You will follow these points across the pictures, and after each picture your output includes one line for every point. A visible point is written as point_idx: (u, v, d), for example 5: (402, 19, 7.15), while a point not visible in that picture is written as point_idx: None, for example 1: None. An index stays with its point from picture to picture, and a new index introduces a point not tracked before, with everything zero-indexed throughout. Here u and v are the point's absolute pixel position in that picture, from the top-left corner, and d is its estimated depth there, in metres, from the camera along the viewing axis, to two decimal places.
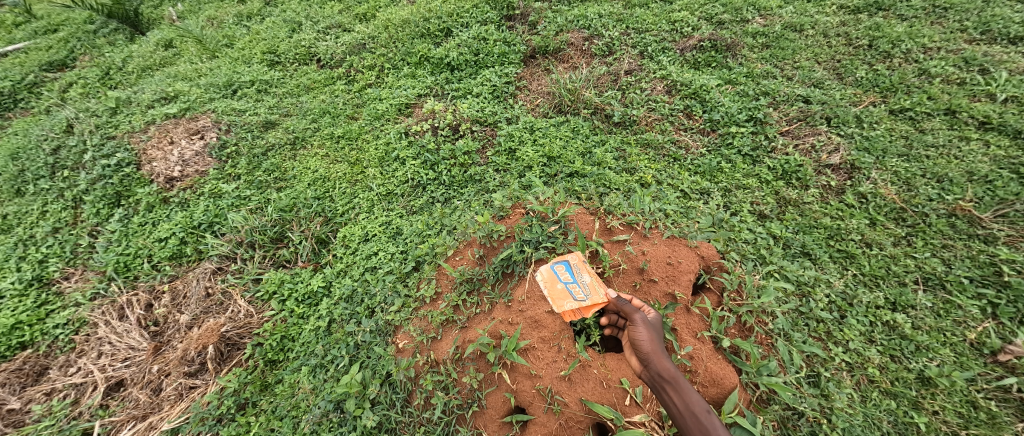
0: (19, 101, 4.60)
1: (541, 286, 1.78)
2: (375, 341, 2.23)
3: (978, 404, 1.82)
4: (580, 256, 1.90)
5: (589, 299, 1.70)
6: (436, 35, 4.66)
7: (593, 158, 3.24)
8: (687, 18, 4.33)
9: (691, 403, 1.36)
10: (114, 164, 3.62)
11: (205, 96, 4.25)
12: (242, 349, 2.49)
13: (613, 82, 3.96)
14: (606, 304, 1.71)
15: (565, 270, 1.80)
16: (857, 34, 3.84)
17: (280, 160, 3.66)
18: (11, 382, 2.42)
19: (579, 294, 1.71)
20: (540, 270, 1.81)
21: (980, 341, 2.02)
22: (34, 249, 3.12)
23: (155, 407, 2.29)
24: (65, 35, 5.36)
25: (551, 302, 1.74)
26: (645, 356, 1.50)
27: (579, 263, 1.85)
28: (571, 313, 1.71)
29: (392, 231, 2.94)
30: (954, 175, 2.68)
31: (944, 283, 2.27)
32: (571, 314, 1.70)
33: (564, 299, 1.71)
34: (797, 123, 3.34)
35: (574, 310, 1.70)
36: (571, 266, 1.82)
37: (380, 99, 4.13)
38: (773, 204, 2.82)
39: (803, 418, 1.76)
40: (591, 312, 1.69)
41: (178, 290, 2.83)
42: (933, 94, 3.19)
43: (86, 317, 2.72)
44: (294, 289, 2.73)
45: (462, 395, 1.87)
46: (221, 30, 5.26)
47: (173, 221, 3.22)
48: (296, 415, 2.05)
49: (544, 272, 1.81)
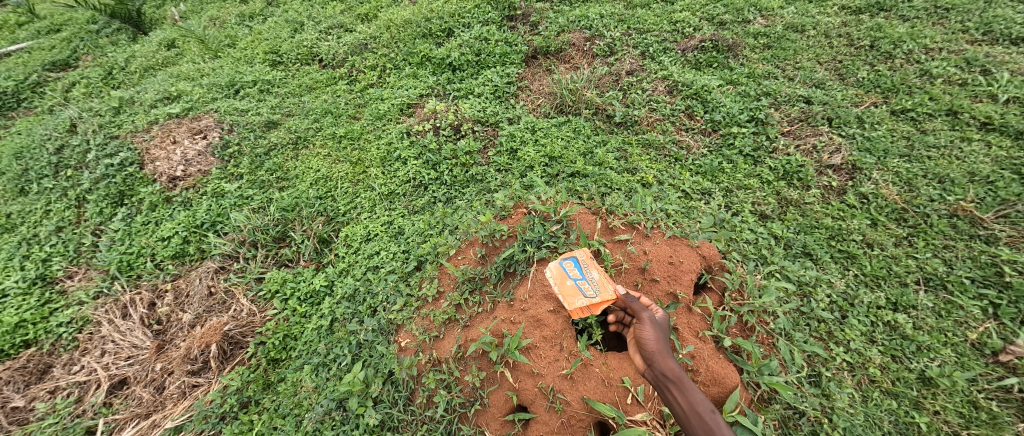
0: (22, 101, 4.62)
1: (551, 282, 1.78)
2: (378, 340, 2.25)
3: (979, 404, 1.82)
4: (588, 253, 1.90)
5: (598, 296, 1.71)
6: (438, 35, 4.67)
7: (594, 158, 3.25)
8: (689, 19, 4.34)
9: (695, 403, 1.36)
10: (117, 164, 3.64)
11: (208, 96, 4.26)
12: (244, 347, 2.50)
13: (614, 82, 3.97)
14: (614, 301, 1.72)
15: (574, 266, 1.81)
16: (858, 35, 3.84)
17: (282, 160, 3.67)
18: (15, 380, 2.43)
19: (589, 290, 1.71)
20: (550, 266, 1.82)
21: (981, 341, 2.02)
22: (38, 248, 3.13)
23: (158, 405, 2.30)
24: (68, 35, 5.37)
25: (561, 299, 1.74)
26: (650, 355, 1.51)
27: (587, 259, 1.85)
28: (580, 310, 1.70)
29: (394, 231, 2.95)
30: (956, 176, 2.68)
31: (946, 283, 2.27)
32: (580, 312, 1.70)
33: (575, 296, 1.71)
34: (798, 123, 3.35)
35: (583, 308, 1.70)
36: (580, 263, 1.83)
37: (382, 100, 4.14)
38: (775, 204, 2.83)
39: (804, 417, 1.76)
40: (599, 309, 1.70)
41: (181, 289, 2.84)
42: (935, 95, 3.19)
43: (90, 315, 2.73)
44: (297, 288, 2.73)
45: (464, 394, 1.87)
46: (224, 30, 5.27)
47: (176, 220, 3.24)
48: (298, 414, 2.06)
49: (553, 268, 1.81)
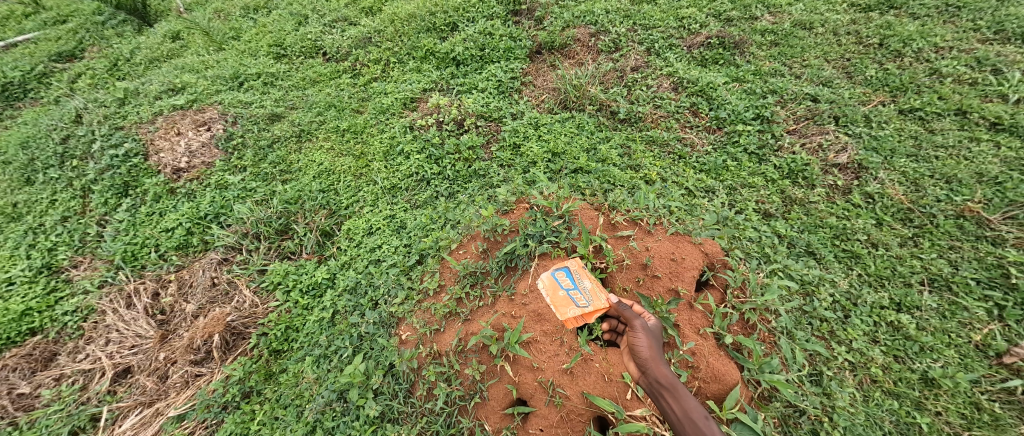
0: (28, 91, 4.65)
1: (543, 294, 1.82)
2: (379, 333, 2.26)
3: (982, 405, 1.81)
4: (581, 263, 1.91)
5: (591, 304, 1.70)
6: (442, 30, 4.65)
7: (597, 154, 3.24)
8: (695, 15, 4.30)
9: (689, 409, 1.38)
10: (122, 154, 3.66)
11: (212, 88, 4.26)
12: (246, 339, 2.52)
13: (618, 78, 3.94)
14: (606, 310, 1.71)
15: (566, 277, 1.83)
16: (867, 33, 3.79)
17: (285, 153, 3.68)
18: (21, 367, 2.46)
19: (582, 300, 1.71)
20: (542, 277, 1.84)
21: (985, 343, 2.01)
22: (44, 237, 3.16)
23: (161, 394, 2.32)
24: (74, 25, 5.39)
25: (555, 309, 1.74)
26: (644, 363, 1.52)
27: (579, 269, 1.87)
28: (572, 320, 1.70)
29: (396, 225, 2.96)
30: (963, 176, 2.65)
31: (950, 284, 2.26)
32: (573, 321, 1.69)
33: (567, 306, 1.71)
34: (804, 122, 3.31)
35: (576, 317, 1.70)
36: (571, 273, 1.84)
37: (385, 93, 4.13)
38: (779, 203, 2.81)
39: (803, 415, 1.76)
40: (592, 318, 1.69)
41: (185, 280, 2.87)
42: (943, 94, 3.15)
43: (94, 304, 2.76)
44: (299, 280, 2.74)
45: (464, 387, 1.88)
46: (229, 22, 5.27)
47: (180, 212, 3.25)
48: (299, 404, 2.08)
49: (546, 280, 1.85)
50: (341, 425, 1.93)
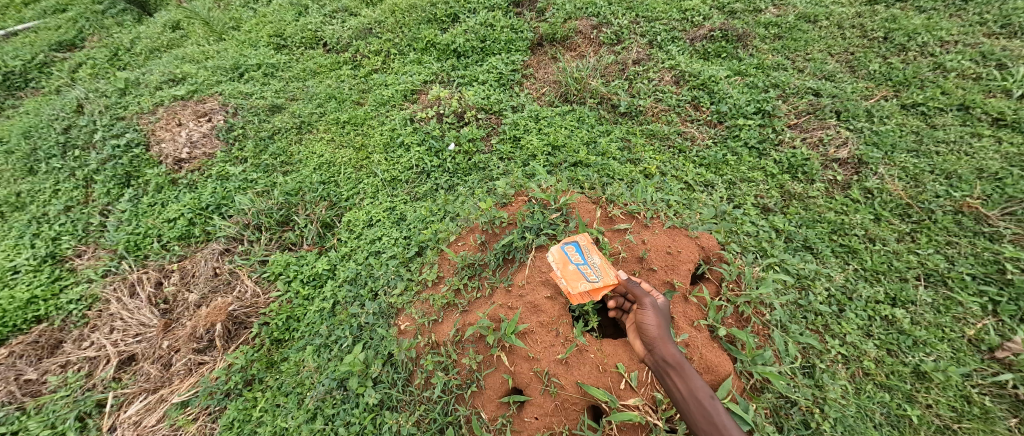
0: (30, 80, 4.66)
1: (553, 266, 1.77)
2: (378, 323, 2.29)
3: (972, 399, 1.84)
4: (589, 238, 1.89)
5: (601, 280, 1.69)
6: (443, 21, 4.62)
7: (597, 147, 3.25)
8: (698, 7, 4.26)
9: (696, 388, 1.42)
10: (123, 145, 3.66)
11: (213, 79, 4.25)
12: (248, 328, 2.54)
13: (620, 71, 3.91)
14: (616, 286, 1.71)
15: (576, 251, 1.79)
16: (872, 26, 3.75)
17: (286, 144, 3.69)
18: (28, 354, 2.52)
19: (592, 274, 1.69)
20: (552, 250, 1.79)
21: (978, 337, 2.04)
22: (48, 227, 3.19)
23: (165, 381, 2.37)
24: (75, 15, 5.37)
25: (565, 283, 1.71)
26: (650, 341, 1.55)
27: (588, 244, 1.83)
28: (581, 294, 1.68)
29: (396, 217, 2.98)
30: (963, 172, 2.65)
31: (946, 279, 2.27)
32: (582, 296, 1.68)
33: (578, 280, 1.69)
34: (806, 116, 3.30)
35: (585, 292, 1.68)
36: (581, 248, 1.81)
37: (386, 85, 4.12)
38: (778, 197, 2.82)
39: (796, 406, 1.79)
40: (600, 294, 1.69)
41: (187, 270, 2.91)
42: (946, 89, 3.13)
43: (99, 293, 2.81)
44: (300, 271, 2.77)
45: (461, 376, 1.90)
46: (228, 12, 5.24)
47: (182, 202, 3.28)
48: (300, 392, 2.11)
49: (555, 252, 1.79)
50: (341, 413, 1.96)
